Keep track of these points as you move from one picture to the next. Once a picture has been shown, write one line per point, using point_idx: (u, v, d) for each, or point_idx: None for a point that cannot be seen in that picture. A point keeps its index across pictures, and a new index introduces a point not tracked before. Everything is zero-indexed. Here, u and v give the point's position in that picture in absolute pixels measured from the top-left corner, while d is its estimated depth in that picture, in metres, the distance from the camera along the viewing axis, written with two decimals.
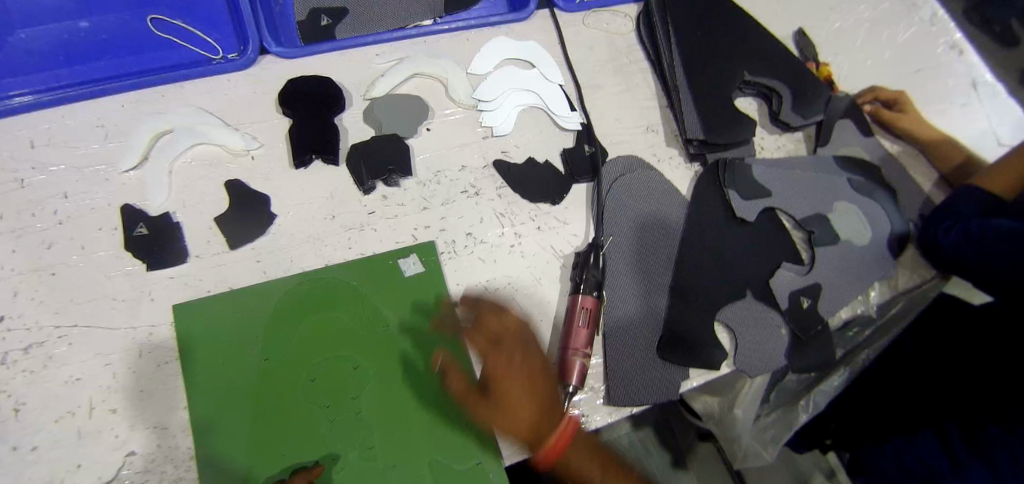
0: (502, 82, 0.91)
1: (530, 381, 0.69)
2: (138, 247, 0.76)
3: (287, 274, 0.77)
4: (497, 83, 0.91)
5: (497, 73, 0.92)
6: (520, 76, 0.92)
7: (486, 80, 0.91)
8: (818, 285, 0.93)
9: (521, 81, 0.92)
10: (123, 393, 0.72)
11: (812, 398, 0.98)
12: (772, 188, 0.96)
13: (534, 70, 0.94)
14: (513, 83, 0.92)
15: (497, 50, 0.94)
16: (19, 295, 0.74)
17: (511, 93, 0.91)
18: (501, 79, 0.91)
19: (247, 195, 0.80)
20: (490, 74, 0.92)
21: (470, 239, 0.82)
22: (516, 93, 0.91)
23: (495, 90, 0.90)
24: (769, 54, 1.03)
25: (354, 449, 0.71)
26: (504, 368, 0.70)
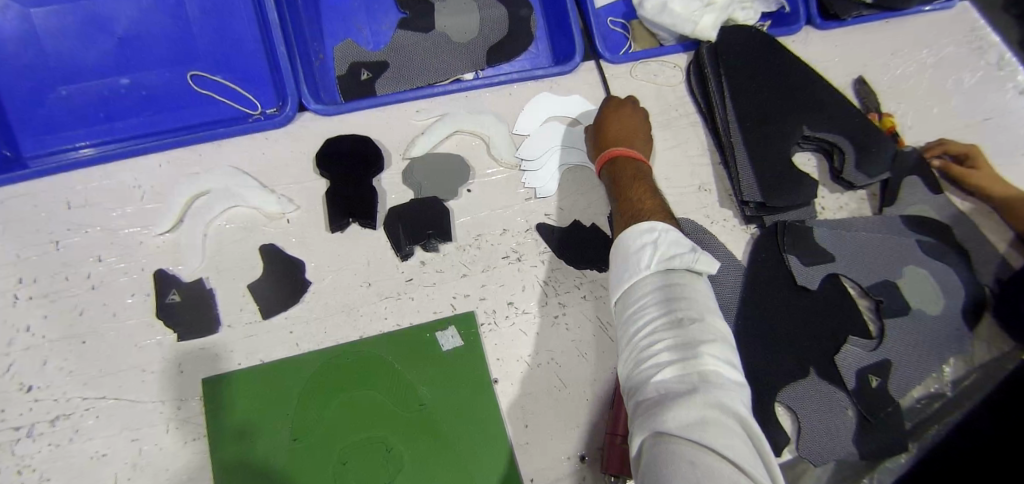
0: (545, 142, 0.87)
1: (629, 126, 0.81)
2: (171, 315, 0.74)
3: (319, 347, 0.74)
4: (540, 143, 0.87)
5: (538, 133, 0.87)
6: (563, 135, 0.88)
7: (527, 139, 0.87)
8: (887, 361, 0.85)
9: (564, 140, 0.87)
10: (149, 471, 0.68)
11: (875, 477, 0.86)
12: (835, 252, 0.89)
13: (578, 128, 0.89)
14: (556, 142, 0.87)
15: (544, 107, 0.89)
16: (49, 363, 0.72)
17: (552, 155, 0.86)
18: (546, 137, 0.87)
19: (282, 261, 0.77)
20: (532, 132, 0.88)
21: (512, 309, 0.77)
22: (558, 154, 0.86)
23: (536, 151, 0.86)
24: (830, 106, 0.96)
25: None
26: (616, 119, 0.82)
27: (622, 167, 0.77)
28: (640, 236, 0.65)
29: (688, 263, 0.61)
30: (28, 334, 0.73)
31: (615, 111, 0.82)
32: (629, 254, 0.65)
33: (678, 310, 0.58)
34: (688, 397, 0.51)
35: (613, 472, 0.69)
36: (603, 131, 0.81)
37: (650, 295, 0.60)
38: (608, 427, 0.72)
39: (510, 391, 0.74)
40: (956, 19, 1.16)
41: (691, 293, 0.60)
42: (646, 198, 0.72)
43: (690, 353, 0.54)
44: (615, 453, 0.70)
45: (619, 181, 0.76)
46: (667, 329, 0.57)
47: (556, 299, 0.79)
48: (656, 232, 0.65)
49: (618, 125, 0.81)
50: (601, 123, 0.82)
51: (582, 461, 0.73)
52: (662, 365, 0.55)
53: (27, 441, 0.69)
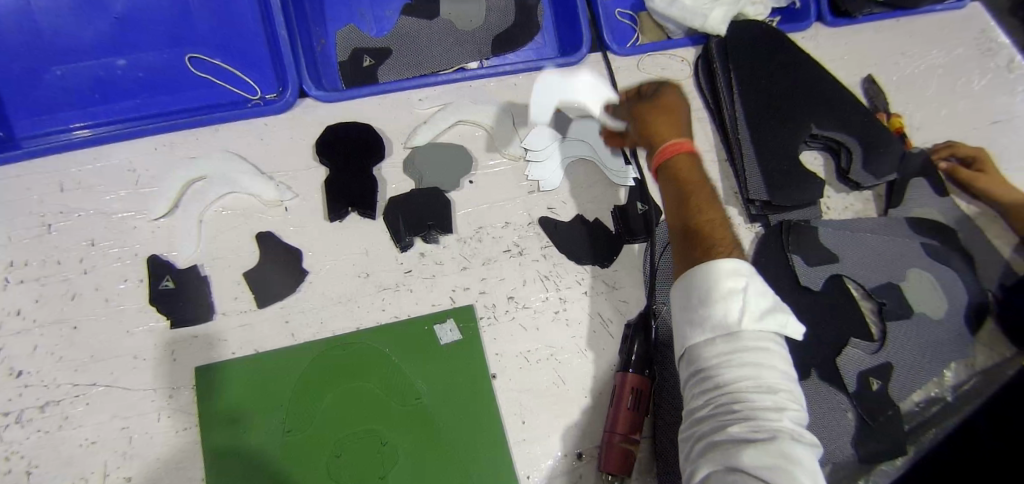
0: (558, 137, 0.86)
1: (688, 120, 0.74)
2: (165, 301, 0.72)
3: (316, 337, 0.72)
4: (554, 137, 0.86)
5: (552, 126, 0.86)
6: (576, 128, 0.87)
7: (541, 132, 0.86)
8: (889, 364, 0.84)
9: (577, 134, 0.86)
10: (139, 461, 0.67)
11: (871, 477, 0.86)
12: (840, 253, 0.88)
13: (591, 119, 0.88)
14: (570, 136, 0.86)
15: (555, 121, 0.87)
16: (39, 349, 0.70)
17: (565, 148, 0.85)
18: (551, 131, 0.86)
19: (279, 249, 0.75)
20: (545, 125, 0.86)
21: (512, 303, 0.76)
22: (571, 148, 0.85)
23: (550, 144, 0.85)
24: (839, 105, 0.95)
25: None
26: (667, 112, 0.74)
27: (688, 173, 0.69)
28: (724, 279, 0.58)
29: (776, 325, 0.57)
30: (17, 317, 0.71)
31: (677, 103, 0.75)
32: (711, 295, 0.58)
33: (760, 372, 0.55)
34: (766, 453, 0.50)
35: (611, 471, 0.68)
36: (663, 120, 0.73)
37: (730, 348, 0.56)
38: (607, 424, 0.70)
39: (508, 387, 0.73)
40: (967, 21, 1.14)
41: (772, 352, 0.56)
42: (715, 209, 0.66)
43: (771, 417, 0.52)
44: (613, 452, 0.69)
45: (684, 179, 0.68)
46: (745, 387, 0.54)
47: (557, 294, 0.78)
48: (742, 278, 0.58)
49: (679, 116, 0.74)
50: (668, 115, 0.73)
51: (580, 458, 0.72)
52: (736, 423, 0.53)
53: (15, 428, 0.68)
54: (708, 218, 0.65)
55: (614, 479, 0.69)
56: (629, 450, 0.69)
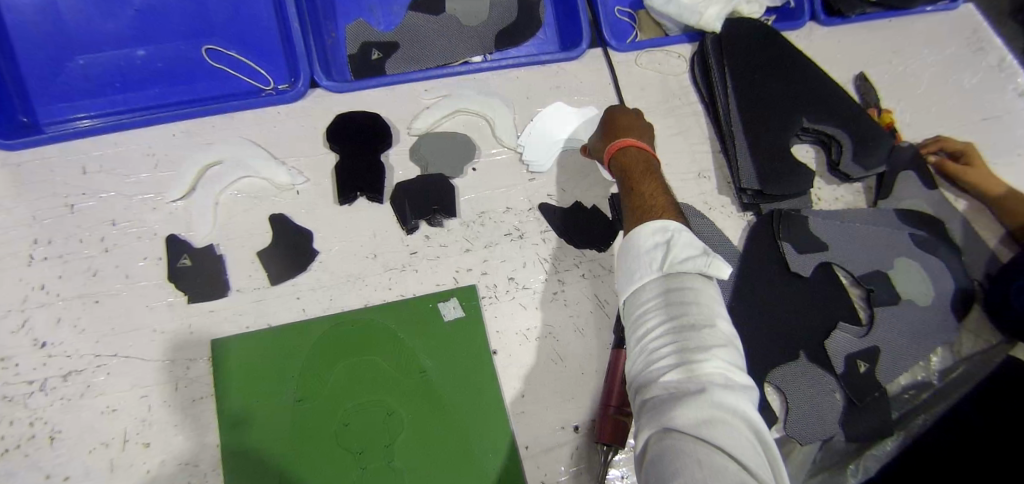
0: (558, 126, 0.89)
1: (636, 124, 0.81)
2: (182, 277, 0.76)
3: (325, 313, 0.76)
4: (555, 126, 0.89)
5: (552, 117, 0.90)
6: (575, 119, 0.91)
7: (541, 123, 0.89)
8: (875, 348, 0.87)
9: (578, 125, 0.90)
10: (157, 427, 0.71)
11: (862, 463, 0.88)
12: (828, 240, 0.91)
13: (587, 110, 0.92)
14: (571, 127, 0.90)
15: (552, 122, 0.89)
16: (62, 321, 0.74)
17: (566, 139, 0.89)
18: (543, 121, 0.89)
19: (291, 230, 0.79)
20: (542, 114, 0.90)
21: (513, 284, 0.80)
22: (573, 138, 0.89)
23: (553, 135, 0.89)
24: (830, 100, 0.98)
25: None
26: (622, 114, 0.82)
27: (634, 163, 0.76)
28: (652, 235, 0.64)
29: (698, 266, 0.60)
30: (42, 292, 0.75)
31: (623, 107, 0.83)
32: (640, 252, 0.64)
33: (687, 312, 0.58)
34: (698, 395, 0.52)
35: (606, 441, 0.72)
36: (608, 133, 0.81)
37: (661, 296, 0.60)
38: (601, 398, 0.75)
39: (507, 362, 0.76)
40: (958, 21, 1.18)
41: (700, 291, 0.59)
42: (656, 192, 0.72)
43: (700, 358, 0.55)
44: (606, 422, 0.72)
45: (628, 173, 0.75)
46: (675, 329, 0.57)
47: (556, 276, 0.81)
48: (669, 232, 0.64)
49: (623, 125, 0.81)
50: (625, 118, 0.81)
51: (576, 432, 0.75)
52: (670, 366, 0.56)
53: (40, 395, 0.72)
54: (643, 201, 0.71)
55: (608, 450, 0.72)
56: (621, 422, 0.72)
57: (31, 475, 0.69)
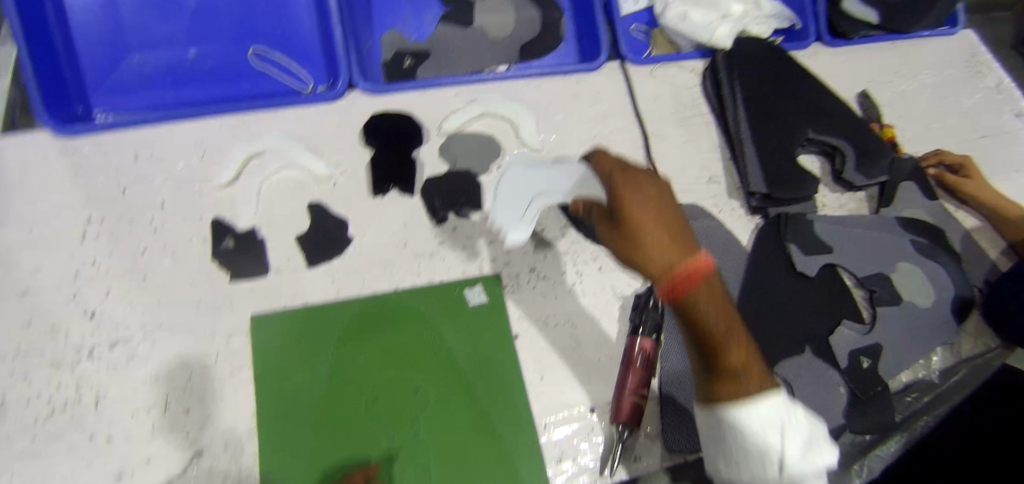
0: (517, 195, 0.87)
1: (664, 219, 0.57)
2: (226, 257, 0.82)
3: (358, 295, 0.81)
4: (522, 180, 0.88)
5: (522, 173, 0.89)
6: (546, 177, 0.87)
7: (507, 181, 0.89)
8: (879, 346, 0.91)
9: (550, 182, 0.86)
10: (197, 394, 0.75)
11: (865, 463, 0.93)
12: (832, 244, 0.96)
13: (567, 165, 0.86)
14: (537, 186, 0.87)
15: (518, 177, 0.88)
16: (111, 293, 0.79)
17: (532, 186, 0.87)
18: (513, 178, 0.88)
19: (327, 218, 0.85)
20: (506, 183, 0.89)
21: (533, 274, 0.85)
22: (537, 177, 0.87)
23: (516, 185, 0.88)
24: (833, 114, 1.04)
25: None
26: (642, 216, 0.56)
27: (694, 293, 0.54)
28: (765, 428, 0.56)
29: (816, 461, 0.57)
30: (93, 266, 0.81)
31: (635, 200, 0.58)
32: (752, 445, 0.56)
33: None
34: None
35: (622, 421, 0.76)
36: (644, 249, 0.55)
37: None
38: (618, 383, 0.79)
39: (528, 345, 0.81)
40: (956, 46, 1.24)
41: None
42: (730, 342, 0.56)
43: None
44: (623, 405, 0.76)
45: (682, 308, 0.55)
46: None
47: (575, 267, 0.86)
48: (781, 425, 0.57)
49: (653, 224, 0.56)
50: (648, 219, 0.56)
51: (592, 413, 0.79)
52: None
53: (87, 361, 0.76)
54: (715, 353, 0.57)
55: (625, 431, 0.76)
56: (637, 404, 0.76)
57: (75, 436, 0.73)
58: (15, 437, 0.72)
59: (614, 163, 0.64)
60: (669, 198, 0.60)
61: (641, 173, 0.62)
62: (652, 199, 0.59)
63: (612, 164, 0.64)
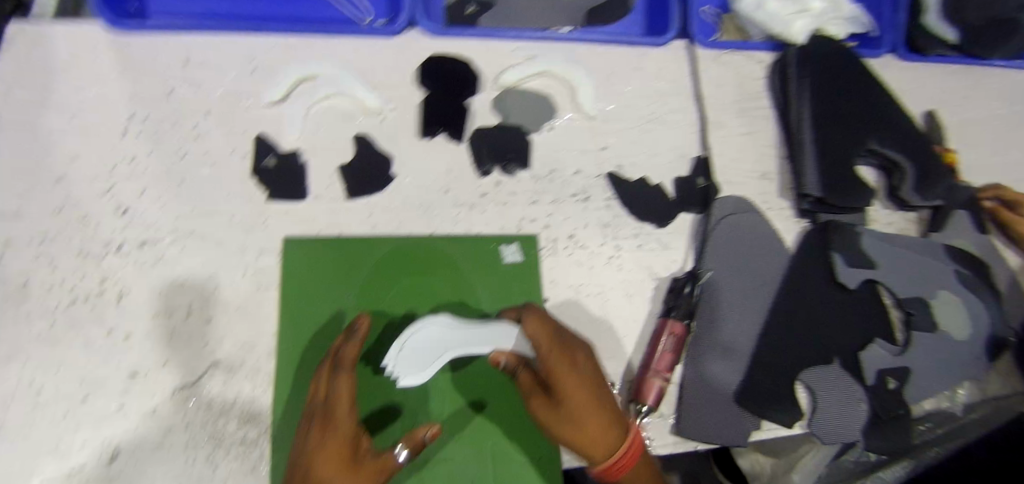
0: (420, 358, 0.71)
1: (595, 392, 0.66)
2: (265, 176, 0.80)
3: (394, 233, 0.80)
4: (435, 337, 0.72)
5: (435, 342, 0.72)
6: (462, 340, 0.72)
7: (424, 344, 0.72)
8: (907, 369, 0.89)
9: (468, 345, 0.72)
10: (220, 306, 0.74)
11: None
12: (878, 259, 0.93)
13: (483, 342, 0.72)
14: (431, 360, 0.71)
15: (428, 353, 0.72)
16: (146, 194, 0.78)
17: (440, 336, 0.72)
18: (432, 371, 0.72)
19: (372, 152, 0.83)
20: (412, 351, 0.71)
21: (572, 241, 0.83)
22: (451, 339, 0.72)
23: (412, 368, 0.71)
24: (898, 129, 1.00)
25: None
26: (580, 392, 0.65)
27: (625, 455, 0.66)
28: None
29: None
30: (131, 164, 0.79)
31: (571, 375, 0.65)
32: None
33: None
34: None
35: (643, 402, 0.74)
36: (583, 442, 0.65)
37: None
38: (643, 363, 0.77)
39: (557, 311, 0.79)
40: None
41: None
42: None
43: None
44: (648, 385, 0.74)
45: (612, 467, 0.66)
46: None
47: (614, 241, 0.84)
48: None
49: (589, 409, 0.64)
50: (590, 394, 0.65)
51: (612, 388, 0.77)
52: None
53: (114, 256, 0.75)
54: None
55: (644, 412, 0.74)
56: (661, 386, 0.74)
57: (93, 329, 0.71)
58: (33, 321, 0.71)
59: (553, 346, 0.67)
60: (601, 386, 0.67)
61: (571, 360, 0.67)
62: (589, 398, 0.65)
63: (543, 330, 0.68)
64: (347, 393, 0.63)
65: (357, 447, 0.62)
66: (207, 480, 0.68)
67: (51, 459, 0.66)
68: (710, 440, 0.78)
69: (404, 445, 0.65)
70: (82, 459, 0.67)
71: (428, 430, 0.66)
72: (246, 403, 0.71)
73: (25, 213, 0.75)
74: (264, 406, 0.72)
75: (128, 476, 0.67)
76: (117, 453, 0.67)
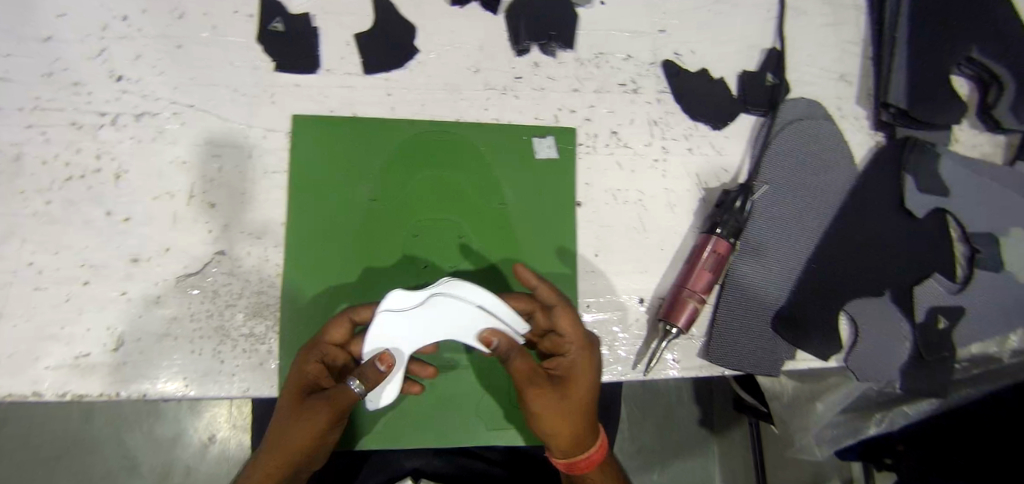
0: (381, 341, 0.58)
1: (591, 389, 0.60)
2: (272, 43, 0.70)
3: (414, 118, 0.71)
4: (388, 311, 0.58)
5: (388, 313, 0.58)
6: (421, 305, 0.58)
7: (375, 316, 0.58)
8: (962, 309, 0.80)
9: (453, 323, 0.58)
10: (225, 190, 0.68)
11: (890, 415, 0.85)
12: (953, 186, 0.81)
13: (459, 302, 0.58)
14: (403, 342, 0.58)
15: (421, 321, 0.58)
16: (141, 60, 0.69)
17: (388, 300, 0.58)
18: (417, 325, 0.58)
19: (393, 20, 0.71)
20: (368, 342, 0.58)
21: (614, 139, 0.74)
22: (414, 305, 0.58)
23: (386, 346, 0.58)
24: (1011, 30, 0.82)
25: (402, 419, 0.66)
26: (581, 388, 0.59)
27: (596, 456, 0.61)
28: None
29: None
30: (124, 24, 0.69)
31: (582, 368, 0.60)
32: None
33: None
34: None
35: (675, 323, 0.68)
36: (566, 438, 0.59)
37: None
38: (678, 280, 0.70)
39: (590, 218, 0.72)
40: None
41: None
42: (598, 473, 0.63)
43: None
44: (682, 305, 0.68)
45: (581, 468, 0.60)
46: None
47: (662, 143, 0.75)
48: None
49: (586, 406, 0.59)
50: (589, 389, 0.60)
51: (641, 304, 0.72)
52: None
53: (109, 130, 0.68)
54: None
55: (674, 333, 0.69)
56: (696, 307, 0.68)
57: (93, 209, 0.66)
58: (29, 196, 0.66)
59: (581, 341, 0.60)
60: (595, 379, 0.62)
61: (587, 351, 0.61)
62: (590, 394, 0.60)
63: (570, 320, 0.60)
64: (337, 337, 0.61)
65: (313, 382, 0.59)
66: (215, 373, 0.65)
67: (56, 344, 0.64)
68: (738, 367, 0.73)
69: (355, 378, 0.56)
70: (85, 348, 0.64)
71: (378, 360, 0.55)
72: (253, 296, 0.67)
73: (11, 76, 0.67)
74: (271, 299, 0.67)
75: (134, 366, 0.64)
76: (122, 342, 0.65)
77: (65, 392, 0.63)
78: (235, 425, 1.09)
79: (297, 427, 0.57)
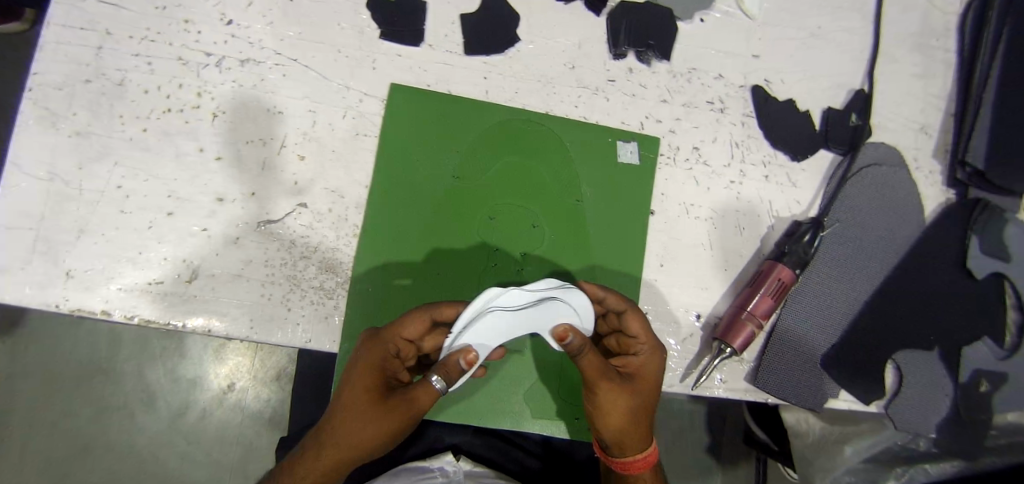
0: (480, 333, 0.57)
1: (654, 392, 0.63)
2: (381, 10, 0.72)
3: (506, 104, 0.72)
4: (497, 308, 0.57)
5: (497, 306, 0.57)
6: (530, 305, 0.57)
7: (480, 310, 0.57)
8: (1006, 376, 0.80)
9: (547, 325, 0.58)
10: (315, 145, 0.69)
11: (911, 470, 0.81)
12: (1016, 251, 0.80)
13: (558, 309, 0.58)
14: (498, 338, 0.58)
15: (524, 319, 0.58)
16: (253, 7, 0.71)
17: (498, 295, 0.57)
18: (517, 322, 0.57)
19: (500, 6, 0.73)
20: (465, 335, 0.57)
21: (695, 155, 0.75)
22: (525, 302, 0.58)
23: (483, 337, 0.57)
24: None
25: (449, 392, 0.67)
26: (646, 389, 0.62)
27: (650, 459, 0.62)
28: None
29: None
30: None
31: (648, 371, 0.63)
32: None
33: None
34: None
35: (731, 344, 0.68)
36: (628, 435, 0.61)
37: None
38: (738, 302, 0.71)
39: (660, 228, 0.73)
40: None
41: None
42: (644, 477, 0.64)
43: None
44: (740, 327, 0.69)
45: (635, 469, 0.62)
46: None
47: (740, 166, 0.76)
48: None
49: (648, 406, 0.62)
50: (651, 391, 0.63)
51: (697, 319, 0.73)
52: None
53: (212, 69, 0.70)
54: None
55: (727, 353, 0.69)
56: (754, 332, 0.69)
57: (186, 143, 0.68)
58: (127, 121, 0.67)
59: (652, 342, 0.63)
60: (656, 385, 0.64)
61: (653, 355, 0.63)
62: (652, 396, 0.63)
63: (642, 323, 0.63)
64: (410, 331, 0.60)
65: (388, 375, 0.59)
66: (280, 320, 0.67)
67: (133, 267, 0.66)
68: (783, 397, 0.74)
69: (437, 375, 0.56)
70: (160, 275, 0.66)
71: (463, 358, 0.56)
72: (328, 251, 0.68)
73: (126, 4, 0.69)
74: (344, 257, 0.69)
75: (204, 300, 0.66)
76: (196, 275, 0.66)
77: (134, 315, 0.65)
78: (255, 377, 1.11)
79: (365, 425, 0.57)
